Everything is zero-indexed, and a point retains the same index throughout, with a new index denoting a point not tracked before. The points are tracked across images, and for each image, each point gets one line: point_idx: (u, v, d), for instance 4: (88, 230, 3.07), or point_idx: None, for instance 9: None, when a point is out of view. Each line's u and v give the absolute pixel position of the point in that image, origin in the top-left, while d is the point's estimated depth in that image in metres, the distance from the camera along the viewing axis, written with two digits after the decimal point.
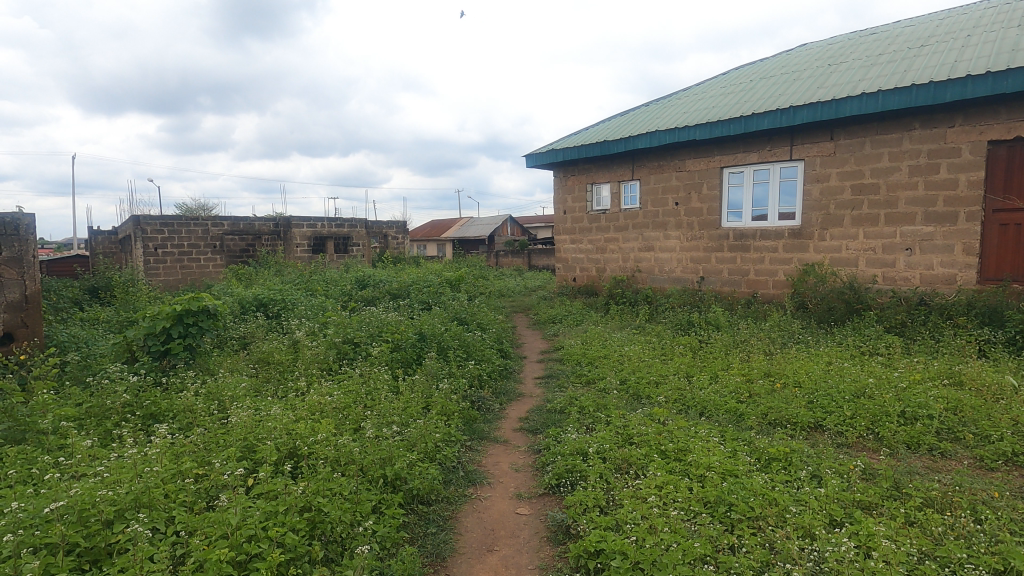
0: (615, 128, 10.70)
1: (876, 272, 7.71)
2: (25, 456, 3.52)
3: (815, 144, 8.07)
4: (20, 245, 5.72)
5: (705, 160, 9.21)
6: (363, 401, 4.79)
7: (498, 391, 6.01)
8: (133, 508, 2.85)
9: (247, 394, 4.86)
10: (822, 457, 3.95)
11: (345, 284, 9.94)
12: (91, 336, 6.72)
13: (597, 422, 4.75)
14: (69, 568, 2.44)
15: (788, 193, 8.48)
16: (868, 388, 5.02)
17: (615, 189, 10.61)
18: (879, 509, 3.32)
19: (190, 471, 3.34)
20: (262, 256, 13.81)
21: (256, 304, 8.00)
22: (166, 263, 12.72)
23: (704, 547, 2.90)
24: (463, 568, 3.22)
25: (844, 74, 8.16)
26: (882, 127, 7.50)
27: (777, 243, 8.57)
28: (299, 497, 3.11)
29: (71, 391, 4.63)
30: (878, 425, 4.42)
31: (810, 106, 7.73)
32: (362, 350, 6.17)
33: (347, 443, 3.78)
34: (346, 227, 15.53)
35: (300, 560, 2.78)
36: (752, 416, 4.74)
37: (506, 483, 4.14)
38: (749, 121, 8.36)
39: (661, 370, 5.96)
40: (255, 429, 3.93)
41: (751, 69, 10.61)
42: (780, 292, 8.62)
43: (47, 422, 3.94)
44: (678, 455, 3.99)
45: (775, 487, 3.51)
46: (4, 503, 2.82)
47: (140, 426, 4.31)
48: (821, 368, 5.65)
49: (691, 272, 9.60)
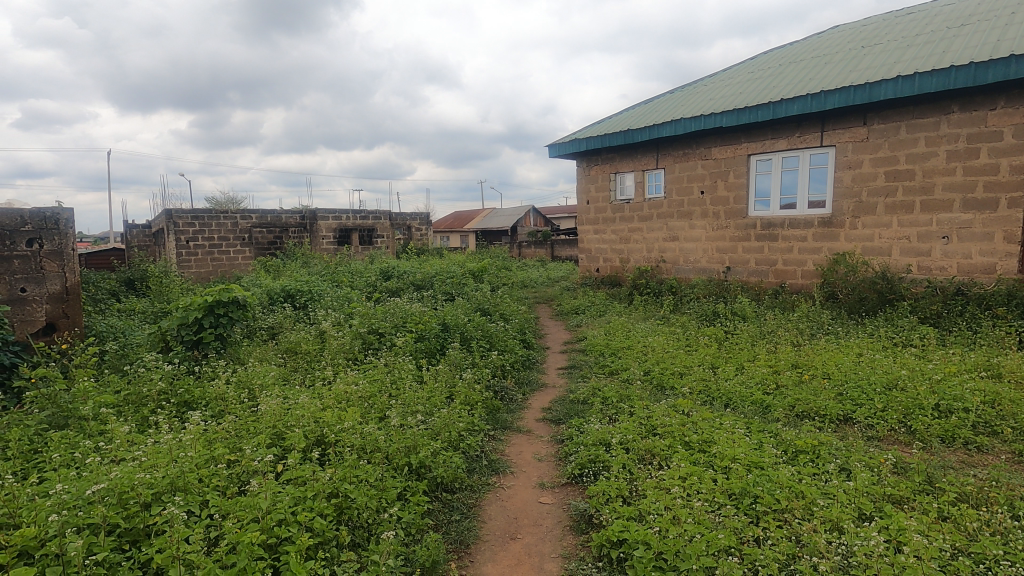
0: (639, 117, 10.55)
1: (911, 261, 7.47)
2: (68, 441, 3.68)
3: (847, 129, 7.83)
4: (60, 239, 5.98)
5: (732, 147, 9.03)
6: (388, 391, 4.87)
7: (521, 382, 6.04)
8: (169, 492, 2.96)
9: (276, 382, 4.99)
10: (851, 450, 3.88)
11: (369, 275, 10.09)
12: (128, 326, 6.94)
13: (621, 413, 4.74)
14: (111, 547, 2.55)
15: (818, 180, 8.26)
16: (901, 379, 4.89)
17: (639, 178, 10.47)
18: (911, 503, 3.25)
19: (222, 457, 3.45)
20: (289, 249, 14.07)
21: (283, 295, 8.16)
22: (198, 256, 13.03)
23: (729, 539, 2.88)
24: (487, 555, 3.26)
25: (879, 56, 7.89)
26: (918, 110, 7.24)
27: (807, 232, 8.37)
28: (326, 484, 3.18)
29: (110, 379, 4.80)
30: (911, 418, 4.31)
31: (843, 90, 7.48)
32: (387, 340, 6.27)
33: (373, 432, 3.84)
34: (370, 219, 15.67)
35: (329, 544, 2.86)
36: (779, 408, 4.67)
37: (529, 472, 4.17)
38: (778, 107, 8.13)
39: (686, 360, 5.91)
40: (284, 417, 4.02)
41: (781, 53, 10.35)
42: (809, 282, 8.44)
43: (88, 409, 4.10)
44: (702, 446, 3.96)
45: (803, 480, 3.45)
46: (49, 485, 2.95)
47: (175, 413, 4.45)
48: (852, 360, 5.52)
49: (716, 262, 9.45)
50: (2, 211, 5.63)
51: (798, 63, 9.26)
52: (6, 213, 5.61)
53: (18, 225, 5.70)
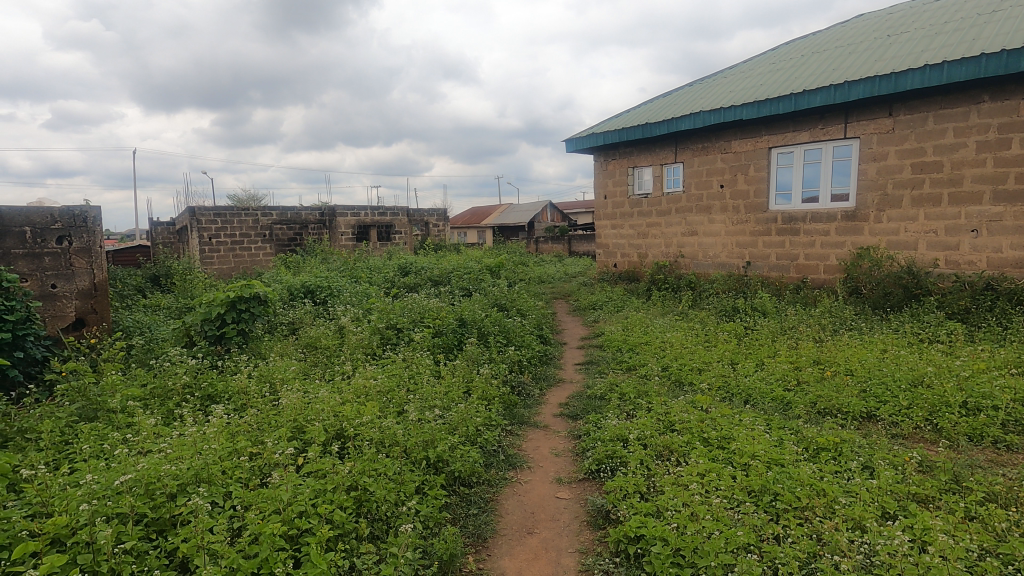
0: (657, 110, 10.44)
1: (938, 255, 7.29)
2: (98, 432, 3.79)
3: (871, 121, 7.65)
4: (89, 236, 6.10)
5: (753, 140, 8.88)
6: (406, 385, 4.91)
7: (538, 377, 6.06)
8: (194, 483, 3.03)
9: (296, 376, 5.06)
10: (875, 448, 3.80)
11: (387, 271, 10.17)
12: (153, 321, 7.10)
13: (638, 409, 4.71)
14: (138, 536, 2.62)
15: (841, 172, 8.08)
16: (927, 376, 4.78)
17: (658, 172, 10.36)
18: (936, 503, 3.18)
19: (245, 449, 3.51)
20: (309, 245, 14.22)
21: (303, 291, 8.27)
22: (220, 252, 13.27)
23: (748, 536, 2.85)
24: (504, 550, 3.28)
25: (906, 45, 7.68)
26: (946, 101, 7.04)
27: (829, 226, 8.21)
28: (346, 477, 3.22)
29: (137, 373, 4.92)
30: (938, 415, 4.22)
31: (868, 80, 7.30)
32: (405, 335, 6.32)
33: (391, 426, 3.88)
34: (388, 215, 15.80)
35: (349, 536, 2.91)
36: (800, 404, 4.60)
37: (546, 467, 4.18)
38: (800, 99, 7.96)
39: (705, 356, 5.85)
40: (304, 411, 4.08)
41: (804, 43, 10.13)
42: (831, 277, 8.29)
43: (116, 402, 4.22)
44: (721, 442, 3.92)
45: (824, 477, 3.40)
46: (80, 475, 3.05)
47: (199, 406, 4.55)
48: (876, 356, 5.41)
49: (736, 257, 9.33)
50: (34, 210, 5.81)
51: (821, 54, 9.06)
52: (37, 212, 5.82)
53: (48, 223, 5.89)
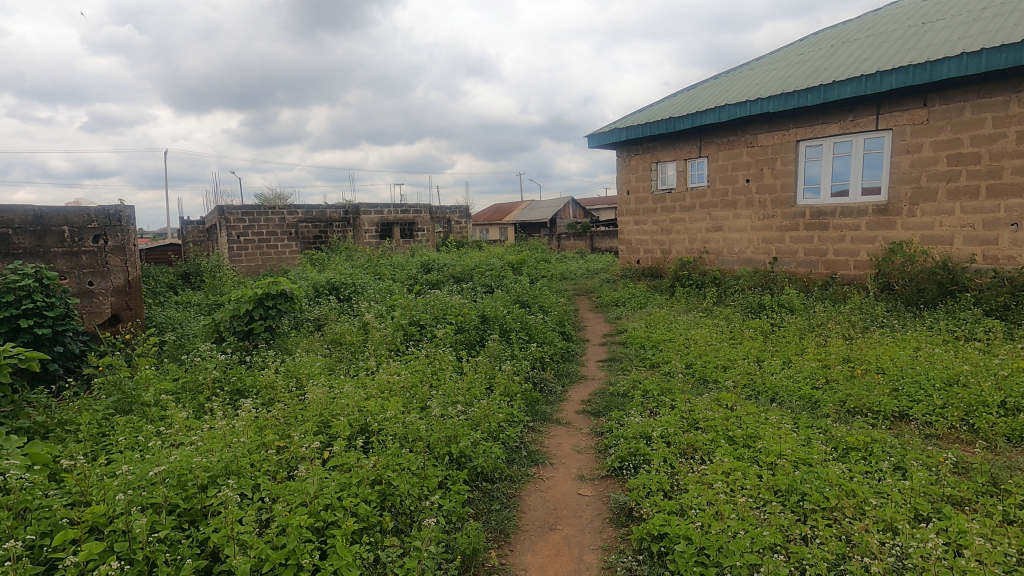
0: (681, 104, 10.29)
1: (975, 250, 7.05)
2: (133, 425, 3.92)
3: (904, 112, 7.42)
4: (123, 235, 6.28)
5: (780, 133, 8.70)
6: (429, 381, 4.96)
7: (560, 374, 6.05)
8: (224, 474, 3.11)
9: (322, 372, 5.16)
10: (907, 449, 3.71)
11: (410, 268, 10.26)
12: (185, 318, 7.29)
13: (662, 406, 4.67)
14: (171, 525, 2.71)
15: (873, 165, 7.86)
16: (963, 375, 4.63)
17: (682, 167, 10.22)
18: (972, 506, 3.08)
19: (273, 443, 3.59)
20: (334, 242, 14.42)
21: (328, 288, 8.40)
22: (249, 250, 13.57)
23: (775, 536, 2.80)
24: (527, 545, 3.29)
25: (941, 33, 7.43)
26: (983, 90, 6.80)
27: (860, 220, 8.00)
28: (370, 471, 3.26)
29: (170, 368, 5.07)
30: (974, 415, 4.09)
31: (901, 70, 7.08)
32: (428, 332, 6.38)
33: (414, 421, 3.92)
34: (411, 213, 15.92)
35: (373, 529, 2.96)
36: (829, 403, 4.50)
37: (568, 464, 4.17)
38: (829, 90, 7.75)
39: (730, 353, 5.77)
40: (329, 405, 4.15)
41: (834, 32, 9.88)
42: (862, 273, 8.08)
43: (150, 396, 4.36)
44: (746, 441, 3.86)
45: (854, 478, 3.32)
46: (117, 466, 3.16)
47: (229, 400, 4.66)
48: (909, 354, 5.27)
49: (763, 252, 9.16)
50: (72, 210, 6.02)
51: (851, 43, 8.82)
52: (74, 212, 6.02)
53: (85, 223, 6.09)
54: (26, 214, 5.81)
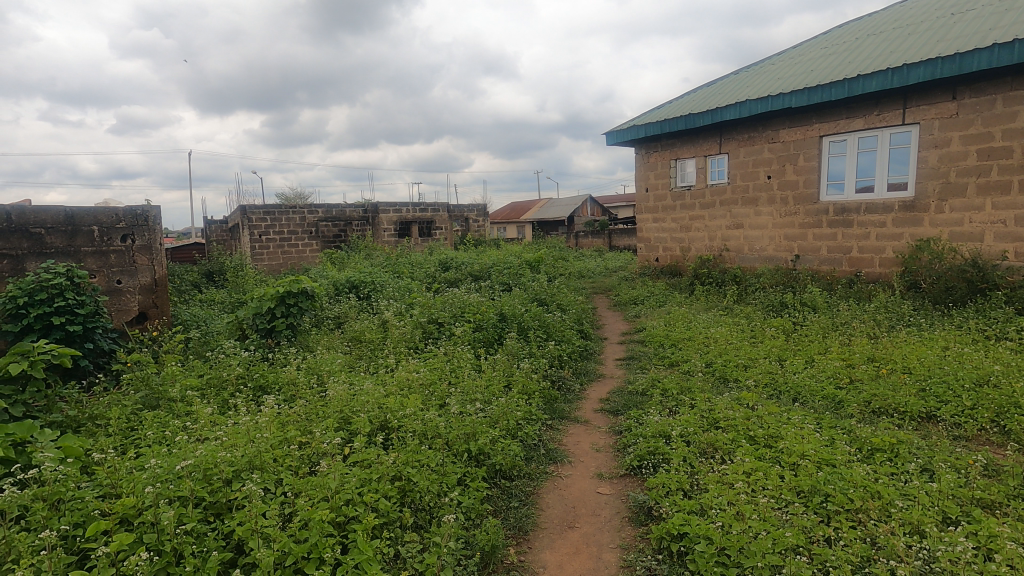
0: (701, 100, 10.18)
1: (1007, 247, 6.85)
2: (160, 420, 4.01)
3: (932, 105, 7.24)
4: (150, 234, 6.45)
5: (803, 129, 8.55)
6: (448, 378, 4.99)
7: (578, 372, 6.04)
8: (248, 469, 3.17)
9: (342, 368, 5.22)
10: (935, 450, 3.63)
11: (428, 267, 10.31)
12: (209, 315, 7.44)
13: (681, 405, 4.63)
14: (198, 518, 2.76)
15: (899, 160, 7.68)
16: (994, 375, 4.51)
17: (701, 164, 10.10)
18: (1003, 509, 3.00)
19: (294, 439, 3.65)
20: (354, 241, 14.55)
21: (348, 286, 8.49)
22: (270, 249, 13.78)
23: (797, 537, 2.75)
24: (546, 543, 3.29)
25: (971, 24, 7.24)
26: (1015, 82, 6.61)
27: (886, 217, 7.83)
28: (390, 467, 3.30)
29: (195, 364, 5.18)
30: (1006, 416, 3.97)
31: (928, 62, 6.91)
32: (446, 329, 6.41)
33: (433, 418, 3.95)
34: (429, 211, 16.01)
35: (393, 525, 3.00)
36: (853, 403, 4.42)
37: (586, 462, 4.16)
38: (854, 84, 7.60)
39: (751, 353, 5.69)
40: (349, 403, 4.20)
41: (858, 25, 9.68)
42: (887, 271, 7.90)
43: (176, 391, 4.46)
44: (768, 441, 3.82)
45: (880, 479, 3.26)
46: (145, 459, 3.24)
47: (252, 396, 4.74)
48: (937, 353, 5.15)
49: (785, 250, 9.02)
50: (101, 210, 6.17)
51: (877, 36, 8.63)
52: (104, 212, 6.17)
53: (114, 223, 6.24)
54: (57, 215, 5.94)
